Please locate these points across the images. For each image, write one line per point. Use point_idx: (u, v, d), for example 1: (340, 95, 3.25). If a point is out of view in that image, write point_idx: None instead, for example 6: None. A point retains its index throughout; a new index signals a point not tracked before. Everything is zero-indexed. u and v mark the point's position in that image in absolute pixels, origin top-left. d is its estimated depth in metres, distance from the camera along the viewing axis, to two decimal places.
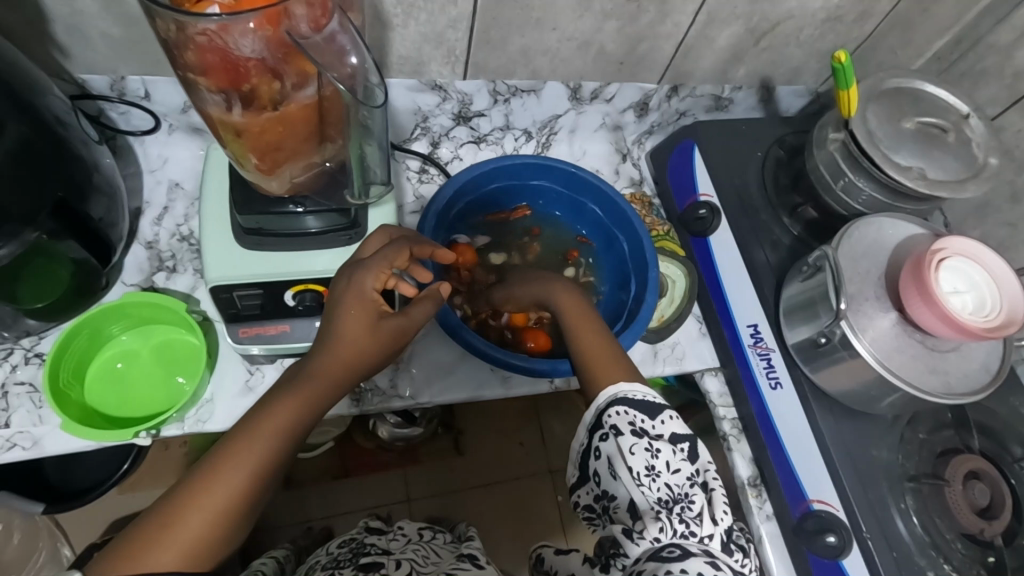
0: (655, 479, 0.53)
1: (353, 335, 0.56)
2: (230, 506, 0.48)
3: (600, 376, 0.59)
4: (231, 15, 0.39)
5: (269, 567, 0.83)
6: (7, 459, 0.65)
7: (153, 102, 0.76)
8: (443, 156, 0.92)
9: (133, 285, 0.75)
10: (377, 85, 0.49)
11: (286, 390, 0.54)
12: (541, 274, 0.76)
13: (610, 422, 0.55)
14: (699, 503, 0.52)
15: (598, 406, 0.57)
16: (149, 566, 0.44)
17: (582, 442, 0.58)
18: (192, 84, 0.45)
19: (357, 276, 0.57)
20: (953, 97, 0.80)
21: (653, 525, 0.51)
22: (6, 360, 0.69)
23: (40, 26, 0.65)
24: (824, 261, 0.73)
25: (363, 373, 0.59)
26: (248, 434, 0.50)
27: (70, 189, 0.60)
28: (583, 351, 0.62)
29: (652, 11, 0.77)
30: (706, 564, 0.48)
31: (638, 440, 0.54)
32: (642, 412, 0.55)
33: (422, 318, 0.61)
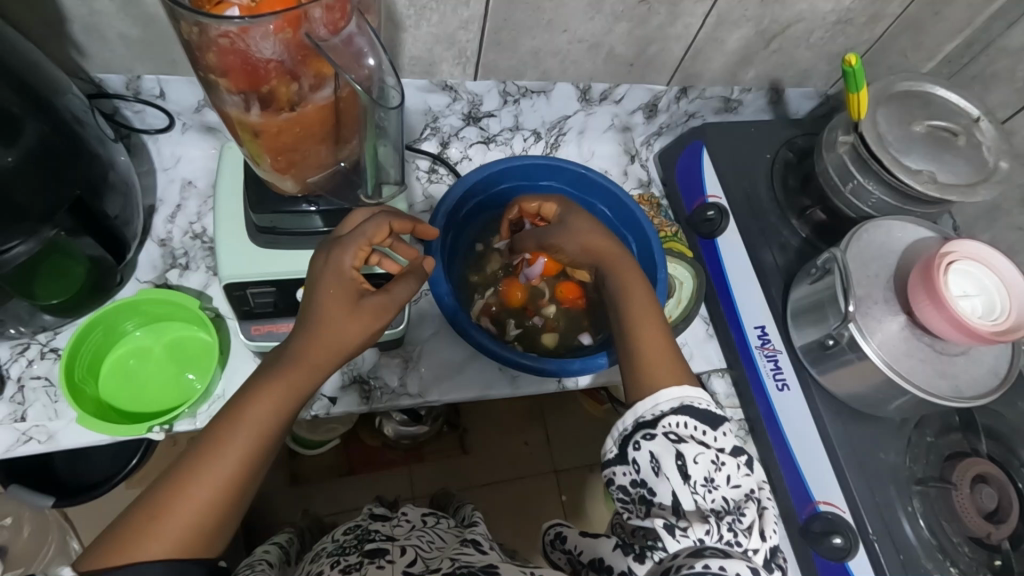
0: (711, 490, 0.53)
1: (333, 316, 0.54)
2: (221, 496, 0.49)
3: (653, 366, 0.60)
4: (252, 19, 0.40)
5: (272, 556, 0.83)
6: (23, 453, 0.65)
7: (168, 101, 0.77)
8: (453, 156, 0.93)
9: (147, 282, 0.76)
10: (393, 85, 0.51)
11: (265, 376, 0.54)
12: (597, 235, 0.72)
13: (670, 427, 0.55)
14: (751, 516, 0.52)
15: (658, 404, 0.56)
16: (142, 555, 0.45)
17: (626, 428, 0.58)
18: (213, 85, 0.46)
19: (334, 254, 0.55)
20: (964, 101, 0.80)
21: (700, 526, 0.51)
22: (22, 355, 0.69)
23: (58, 27, 0.66)
24: (833, 264, 0.73)
25: (349, 355, 0.57)
26: (230, 424, 0.51)
27: (86, 187, 0.60)
28: (636, 331, 0.63)
29: (663, 13, 0.78)
30: (747, 568, 0.47)
31: (703, 450, 0.54)
32: (704, 423, 0.55)
33: (405, 295, 0.58)
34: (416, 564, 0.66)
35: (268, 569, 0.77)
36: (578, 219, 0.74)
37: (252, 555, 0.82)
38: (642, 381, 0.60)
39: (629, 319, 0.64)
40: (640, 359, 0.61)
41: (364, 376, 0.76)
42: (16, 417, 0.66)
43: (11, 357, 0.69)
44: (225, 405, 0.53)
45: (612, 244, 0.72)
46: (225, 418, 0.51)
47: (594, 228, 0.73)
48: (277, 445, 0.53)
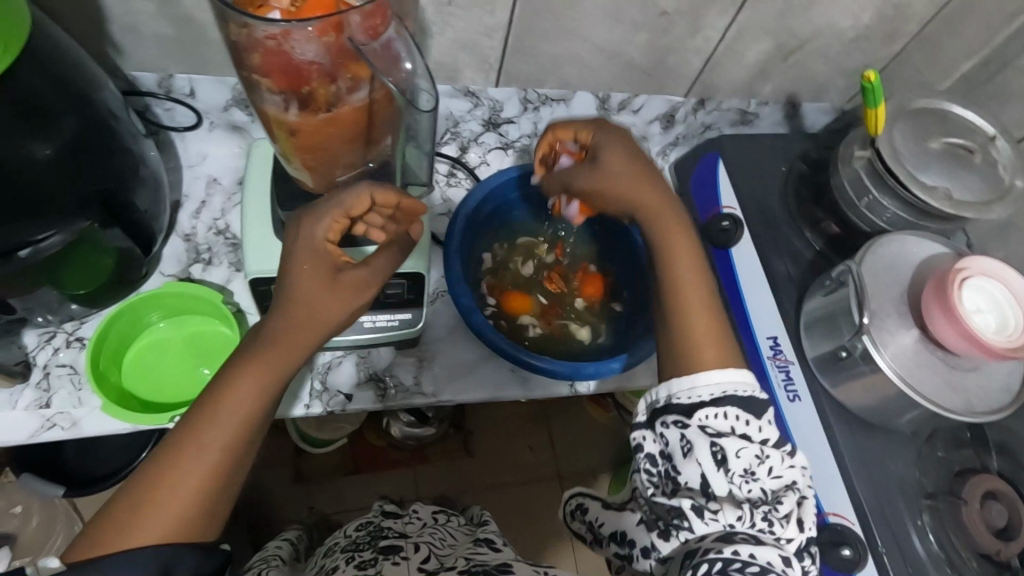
0: (750, 481, 0.54)
1: (311, 291, 0.55)
2: (211, 479, 0.49)
3: (700, 332, 0.59)
4: (296, 22, 0.41)
5: (284, 551, 0.84)
6: (47, 439, 0.67)
7: (197, 100, 0.79)
8: (471, 161, 0.91)
9: (171, 275, 0.77)
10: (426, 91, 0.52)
11: (239, 360, 0.54)
12: (639, 178, 0.65)
13: (710, 417, 0.55)
14: (788, 505, 0.53)
15: (698, 388, 0.56)
16: (134, 542, 0.46)
17: (659, 403, 0.58)
18: (255, 84, 0.47)
19: (306, 227, 0.54)
20: (980, 119, 0.81)
21: (732, 512, 0.52)
22: (49, 343, 0.71)
23: (97, 26, 0.68)
24: (847, 276, 0.75)
25: (333, 331, 0.58)
26: (213, 409, 0.51)
27: (119, 181, 0.62)
28: (679, 295, 0.61)
29: (683, 25, 0.79)
30: (778, 556, 0.49)
31: (747, 445, 0.54)
32: (748, 413, 0.55)
33: (387, 268, 0.59)
34: (430, 561, 0.67)
35: (282, 565, 0.78)
36: (614, 155, 0.66)
37: (263, 550, 0.83)
38: (694, 353, 0.58)
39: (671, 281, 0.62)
40: (685, 326, 0.60)
41: (379, 374, 0.78)
42: (41, 404, 0.68)
43: (38, 345, 0.70)
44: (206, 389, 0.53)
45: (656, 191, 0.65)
46: (207, 405, 0.51)
47: (631, 172, 0.65)
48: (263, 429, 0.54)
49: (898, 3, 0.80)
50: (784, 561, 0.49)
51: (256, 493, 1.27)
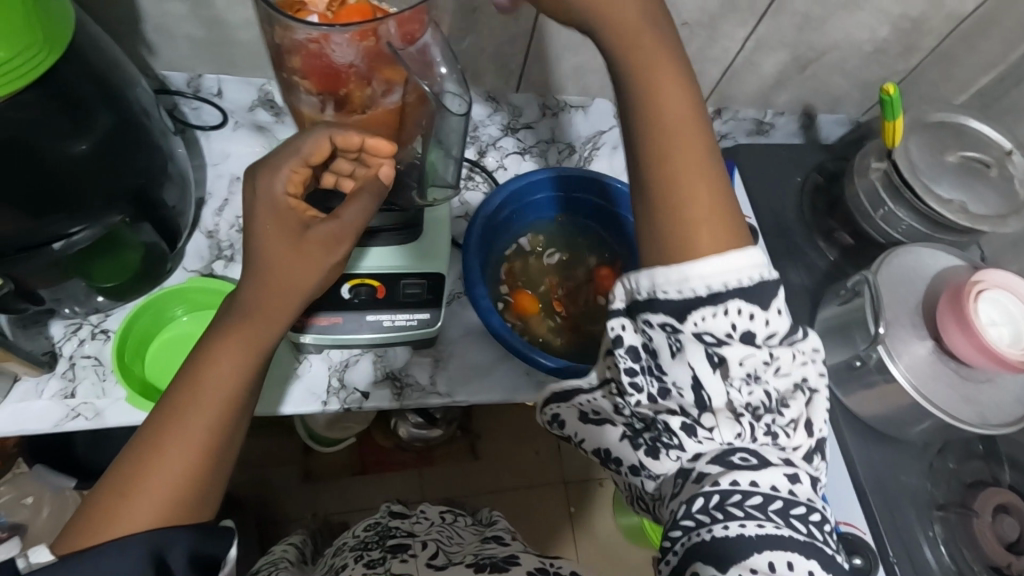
0: (753, 385, 0.50)
1: (272, 249, 0.50)
2: (198, 461, 0.49)
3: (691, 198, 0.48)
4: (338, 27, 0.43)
5: (291, 554, 0.85)
6: (71, 428, 0.68)
7: (224, 100, 0.82)
8: (489, 164, 0.91)
9: (194, 271, 0.78)
10: (458, 94, 0.52)
11: (216, 334, 0.51)
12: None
13: (705, 321, 0.48)
14: (794, 411, 0.50)
15: (689, 282, 0.47)
16: (123, 530, 0.46)
17: (641, 295, 0.50)
18: (295, 85, 0.50)
19: (264, 179, 0.50)
20: (997, 134, 0.81)
21: (730, 428, 0.50)
22: (75, 334, 0.72)
23: (133, 25, 0.70)
24: (863, 286, 0.75)
25: (315, 292, 0.54)
26: (190, 396, 0.49)
27: (150, 177, 0.63)
28: (665, 151, 0.48)
29: (702, 35, 0.80)
30: (784, 478, 0.47)
31: (754, 352, 0.49)
32: (754, 304, 0.48)
33: (361, 215, 0.52)
34: (438, 557, 0.68)
35: (291, 567, 0.79)
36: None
37: (270, 553, 0.84)
38: (681, 230, 0.48)
39: (654, 130, 0.48)
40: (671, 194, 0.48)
41: (396, 373, 0.78)
42: (66, 393, 0.69)
43: (64, 336, 0.72)
44: (181, 368, 0.51)
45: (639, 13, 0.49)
46: (183, 390, 0.49)
47: None
48: (247, 406, 0.52)
49: (917, 18, 0.80)
50: (791, 481, 0.47)
51: (264, 491, 1.28)
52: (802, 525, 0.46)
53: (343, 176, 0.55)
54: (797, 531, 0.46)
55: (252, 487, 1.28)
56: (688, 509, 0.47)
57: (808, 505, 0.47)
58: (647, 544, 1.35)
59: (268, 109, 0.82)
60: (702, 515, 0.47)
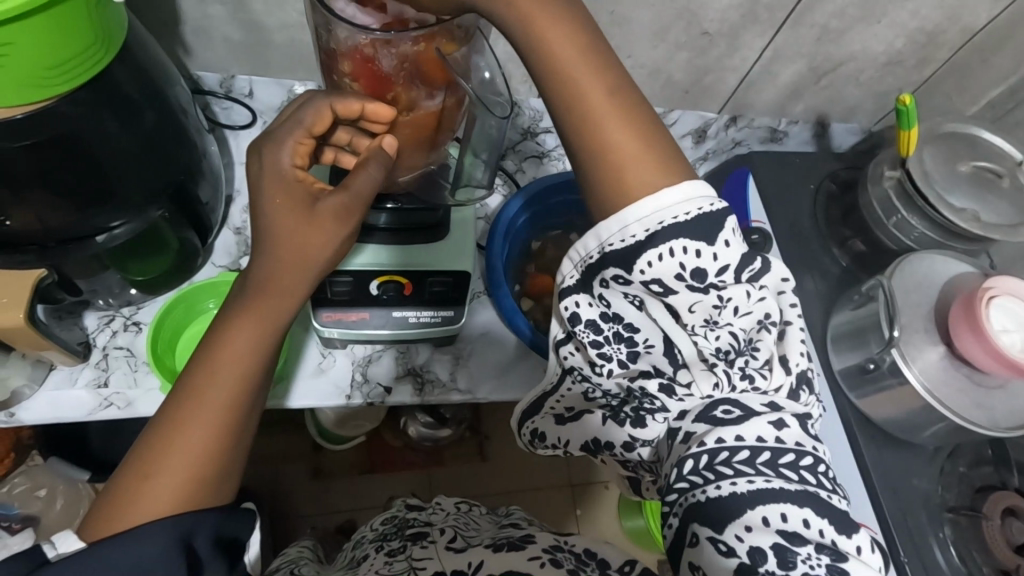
0: (715, 329, 0.50)
1: (280, 226, 0.50)
2: (211, 436, 0.49)
3: (620, 147, 0.46)
4: (401, 32, 0.46)
5: (308, 554, 0.85)
6: (103, 417, 0.70)
7: (254, 100, 0.84)
8: (509, 168, 0.93)
9: (223, 266, 0.80)
10: (503, 101, 0.55)
11: (226, 317, 0.52)
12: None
13: (653, 261, 0.47)
14: (765, 351, 0.51)
15: (629, 228, 0.46)
16: (142, 514, 0.48)
17: (593, 258, 0.49)
18: (344, 87, 0.52)
19: (269, 152, 0.50)
20: (1008, 144, 0.83)
21: (707, 382, 0.51)
22: (108, 325, 0.74)
23: (171, 27, 0.73)
24: (878, 291, 0.77)
25: (324, 267, 0.53)
26: (203, 382, 0.50)
27: (189, 174, 0.66)
28: (576, 95, 0.45)
29: (722, 45, 0.82)
30: (769, 425, 0.48)
31: (705, 298, 0.49)
32: (699, 237, 0.46)
33: (369, 189, 0.51)
34: (456, 542, 0.69)
35: (310, 563, 0.80)
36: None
37: (288, 552, 0.84)
38: (609, 177, 0.46)
39: (559, 78, 0.45)
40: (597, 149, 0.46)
41: (417, 368, 0.80)
42: (100, 383, 0.71)
43: (98, 328, 0.73)
44: (190, 359, 0.52)
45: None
46: (193, 373, 0.50)
47: None
48: (257, 387, 0.52)
49: (931, 31, 0.82)
50: (777, 427, 0.48)
51: (275, 487, 1.30)
52: (793, 472, 0.47)
53: (343, 150, 0.56)
54: (789, 480, 0.46)
55: (265, 482, 1.30)
56: (680, 472, 0.49)
57: (797, 451, 0.47)
58: (652, 547, 1.36)
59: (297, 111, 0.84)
60: (694, 476, 0.48)
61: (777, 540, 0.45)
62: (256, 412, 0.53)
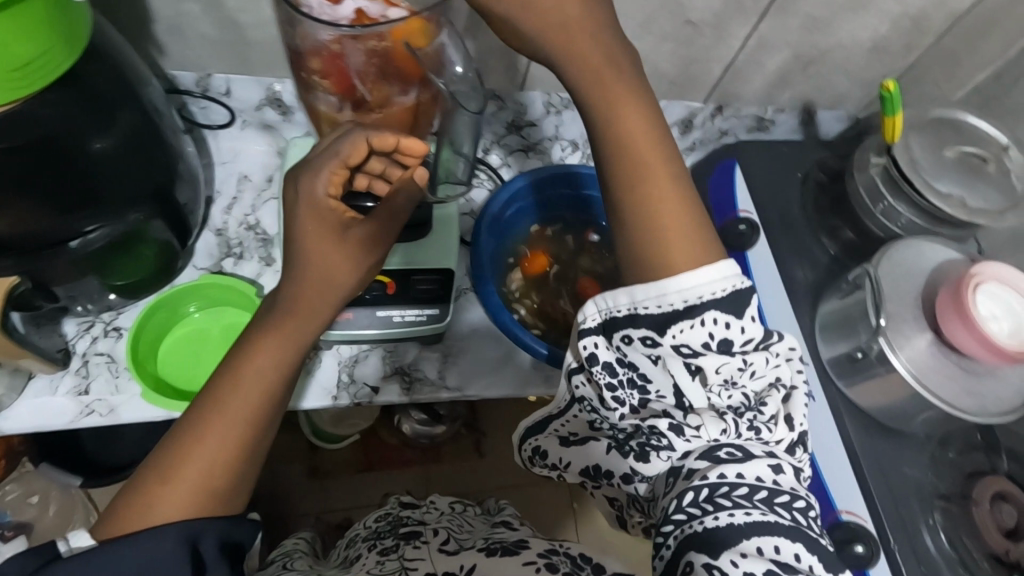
0: (730, 388, 0.52)
1: (316, 243, 0.52)
2: (225, 450, 0.49)
3: (666, 219, 0.50)
4: (366, 27, 0.45)
5: (304, 546, 0.85)
6: (85, 424, 0.69)
7: (232, 99, 0.82)
8: (493, 162, 0.92)
9: (204, 268, 0.79)
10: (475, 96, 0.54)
11: (254, 334, 0.53)
12: (585, 21, 0.49)
13: (685, 330, 0.50)
14: (772, 408, 0.53)
15: (668, 296, 0.49)
16: (152, 519, 0.47)
17: (621, 312, 0.52)
18: (312, 85, 0.51)
19: (305, 179, 0.51)
20: (993, 129, 0.83)
21: (716, 425, 0.51)
22: (87, 331, 0.73)
23: (144, 26, 0.71)
24: (864, 279, 0.77)
25: (349, 293, 0.56)
26: (226, 390, 0.50)
27: (167, 176, 0.65)
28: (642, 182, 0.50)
29: (708, 34, 0.81)
30: (769, 468, 0.48)
31: (729, 360, 0.51)
32: (732, 315, 0.50)
33: (397, 220, 0.54)
34: (449, 542, 0.69)
35: (304, 557, 0.79)
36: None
37: (283, 544, 0.84)
38: (658, 249, 0.50)
39: (628, 170, 0.51)
40: (647, 207, 0.50)
41: (405, 367, 0.79)
42: (80, 390, 0.70)
43: (78, 334, 0.72)
44: (218, 369, 0.53)
45: (598, 36, 0.50)
46: (220, 381, 0.51)
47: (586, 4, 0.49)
48: (275, 407, 0.52)
49: (918, 17, 0.82)
50: (775, 471, 0.48)
51: (271, 486, 1.29)
52: (786, 512, 0.47)
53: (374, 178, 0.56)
54: (783, 517, 0.47)
55: (260, 483, 1.29)
56: (679, 503, 0.48)
57: (791, 493, 0.48)
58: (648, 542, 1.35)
59: (295, 116, 0.84)
60: (692, 508, 0.47)
61: (771, 568, 0.45)
62: (269, 436, 0.53)
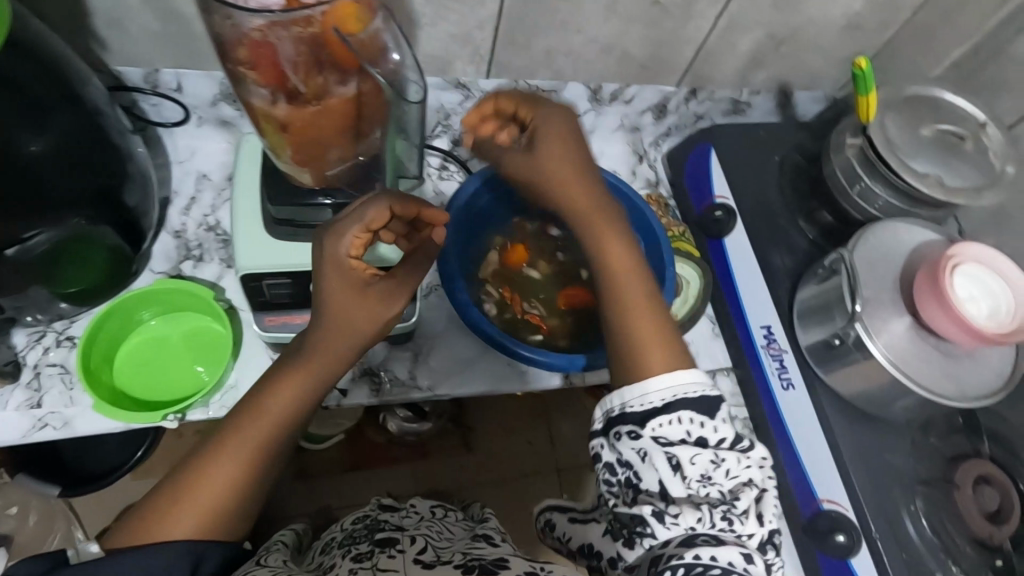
0: (707, 484, 0.52)
1: (342, 301, 0.56)
2: (238, 477, 0.53)
3: (640, 326, 0.58)
4: (287, 11, 0.42)
5: (290, 538, 0.76)
6: (39, 438, 0.67)
7: (184, 95, 0.79)
8: (464, 155, 0.89)
9: (161, 272, 0.76)
10: (414, 82, 0.54)
11: (281, 367, 0.58)
12: (572, 171, 0.61)
13: (665, 420, 0.53)
14: (746, 502, 0.52)
15: (649, 395, 0.54)
16: (166, 535, 0.50)
17: (613, 411, 0.56)
18: (241, 77, 0.48)
19: (330, 241, 0.54)
20: (971, 106, 0.80)
21: (691, 514, 0.51)
22: (38, 342, 0.70)
23: (83, 20, 0.68)
24: (840, 265, 0.76)
25: (368, 339, 0.59)
26: (249, 416, 0.55)
27: (112, 178, 0.62)
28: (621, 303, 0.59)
29: (676, 15, 0.79)
30: (741, 555, 0.48)
31: (701, 451, 0.53)
32: (703, 414, 0.53)
33: (416, 276, 0.60)
34: (426, 552, 0.63)
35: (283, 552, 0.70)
36: (554, 144, 0.60)
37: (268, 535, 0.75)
38: (635, 356, 0.56)
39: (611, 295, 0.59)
40: (622, 316, 0.58)
41: (374, 368, 0.77)
42: (32, 404, 0.67)
43: (28, 345, 0.70)
44: (246, 395, 0.57)
45: (586, 181, 0.62)
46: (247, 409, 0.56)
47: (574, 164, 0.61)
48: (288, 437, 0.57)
49: None
50: (747, 559, 0.48)
51: None
52: None
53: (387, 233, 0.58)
54: None
55: None
56: None
57: None
58: None
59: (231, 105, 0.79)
60: None
61: None
62: (276, 465, 0.56)
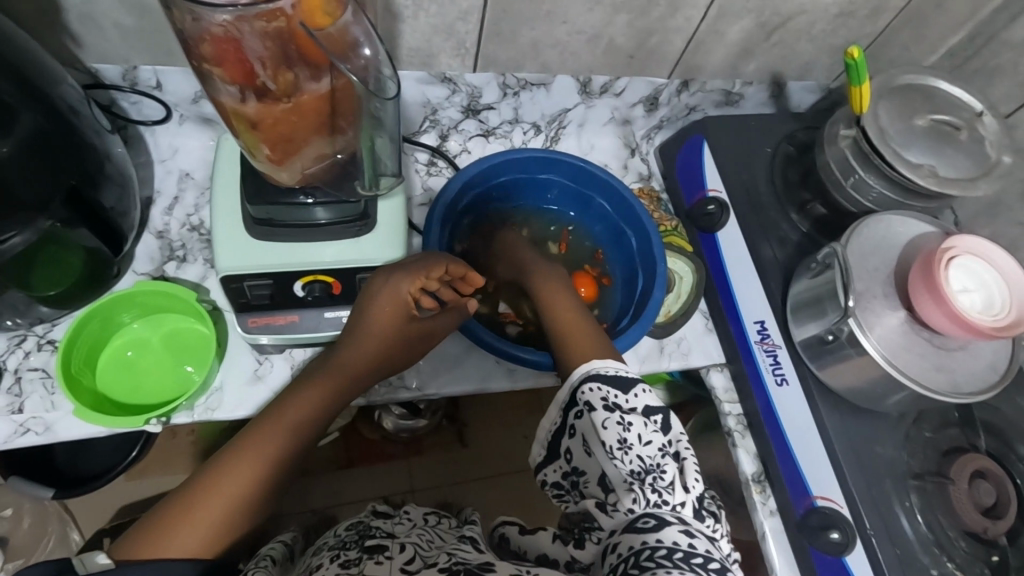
0: (627, 452, 0.57)
1: (383, 330, 0.64)
2: (247, 489, 0.55)
3: (568, 332, 0.69)
4: (247, 6, 0.40)
5: (279, 552, 0.73)
6: (20, 444, 0.66)
7: (165, 92, 0.77)
8: (453, 149, 0.92)
9: (144, 273, 0.76)
10: (390, 77, 0.51)
11: (306, 380, 0.64)
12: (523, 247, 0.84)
13: (586, 398, 0.60)
14: (670, 472, 0.56)
15: (571, 383, 0.62)
16: (174, 548, 0.52)
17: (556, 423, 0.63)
18: (207, 74, 0.46)
19: (394, 278, 0.63)
20: (967, 96, 0.79)
21: (627, 496, 0.55)
22: (19, 347, 0.69)
23: (54, 16, 0.66)
24: (833, 259, 0.73)
25: (386, 370, 0.68)
26: (272, 425, 0.59)
27: (85, 177, 0.60)
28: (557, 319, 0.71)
29: (664, 5, 0.77)
30: (680, 532, 0.52)
31: (611, 414, 0.59)
32: (616, 387, 0.60)
33: (443, 324, 0.70)
34: (415, 562, 0.61)
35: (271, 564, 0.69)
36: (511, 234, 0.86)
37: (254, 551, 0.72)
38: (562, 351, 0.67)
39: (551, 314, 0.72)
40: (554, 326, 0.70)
41: None
42: (13, 409, 0.67)
43: (9, 349, 0.69)
44: (266, 408, 0.62)
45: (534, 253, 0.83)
46: (272, 415, 0.60)
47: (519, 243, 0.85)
48: (301, 448, 0.60)
49: None
50: (687, 535, 0.51)
51: None
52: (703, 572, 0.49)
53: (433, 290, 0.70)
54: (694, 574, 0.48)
55: None
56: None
57: (706, 554, 0.50)
58: None
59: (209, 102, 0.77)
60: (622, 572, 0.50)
61: None
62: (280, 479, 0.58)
